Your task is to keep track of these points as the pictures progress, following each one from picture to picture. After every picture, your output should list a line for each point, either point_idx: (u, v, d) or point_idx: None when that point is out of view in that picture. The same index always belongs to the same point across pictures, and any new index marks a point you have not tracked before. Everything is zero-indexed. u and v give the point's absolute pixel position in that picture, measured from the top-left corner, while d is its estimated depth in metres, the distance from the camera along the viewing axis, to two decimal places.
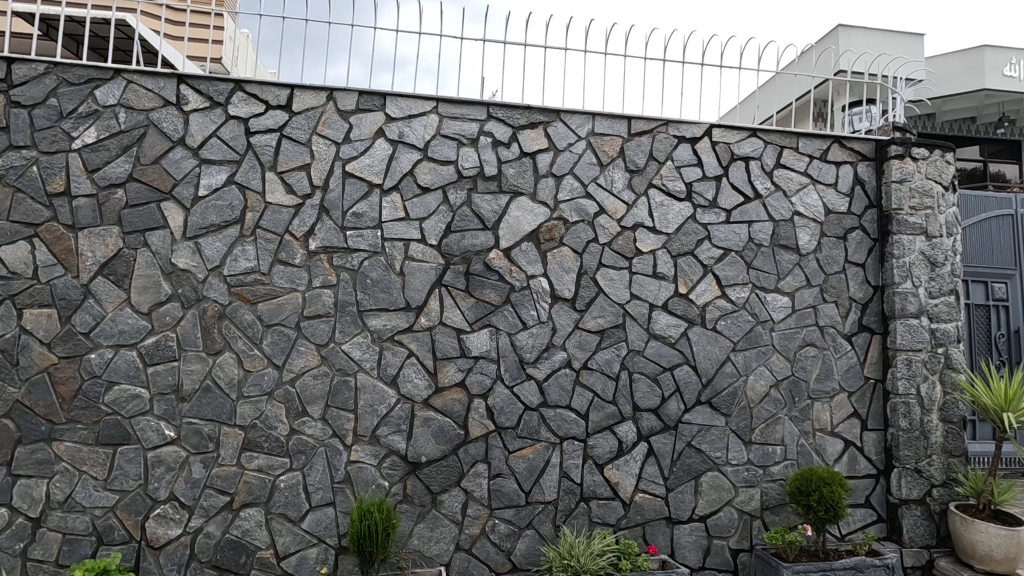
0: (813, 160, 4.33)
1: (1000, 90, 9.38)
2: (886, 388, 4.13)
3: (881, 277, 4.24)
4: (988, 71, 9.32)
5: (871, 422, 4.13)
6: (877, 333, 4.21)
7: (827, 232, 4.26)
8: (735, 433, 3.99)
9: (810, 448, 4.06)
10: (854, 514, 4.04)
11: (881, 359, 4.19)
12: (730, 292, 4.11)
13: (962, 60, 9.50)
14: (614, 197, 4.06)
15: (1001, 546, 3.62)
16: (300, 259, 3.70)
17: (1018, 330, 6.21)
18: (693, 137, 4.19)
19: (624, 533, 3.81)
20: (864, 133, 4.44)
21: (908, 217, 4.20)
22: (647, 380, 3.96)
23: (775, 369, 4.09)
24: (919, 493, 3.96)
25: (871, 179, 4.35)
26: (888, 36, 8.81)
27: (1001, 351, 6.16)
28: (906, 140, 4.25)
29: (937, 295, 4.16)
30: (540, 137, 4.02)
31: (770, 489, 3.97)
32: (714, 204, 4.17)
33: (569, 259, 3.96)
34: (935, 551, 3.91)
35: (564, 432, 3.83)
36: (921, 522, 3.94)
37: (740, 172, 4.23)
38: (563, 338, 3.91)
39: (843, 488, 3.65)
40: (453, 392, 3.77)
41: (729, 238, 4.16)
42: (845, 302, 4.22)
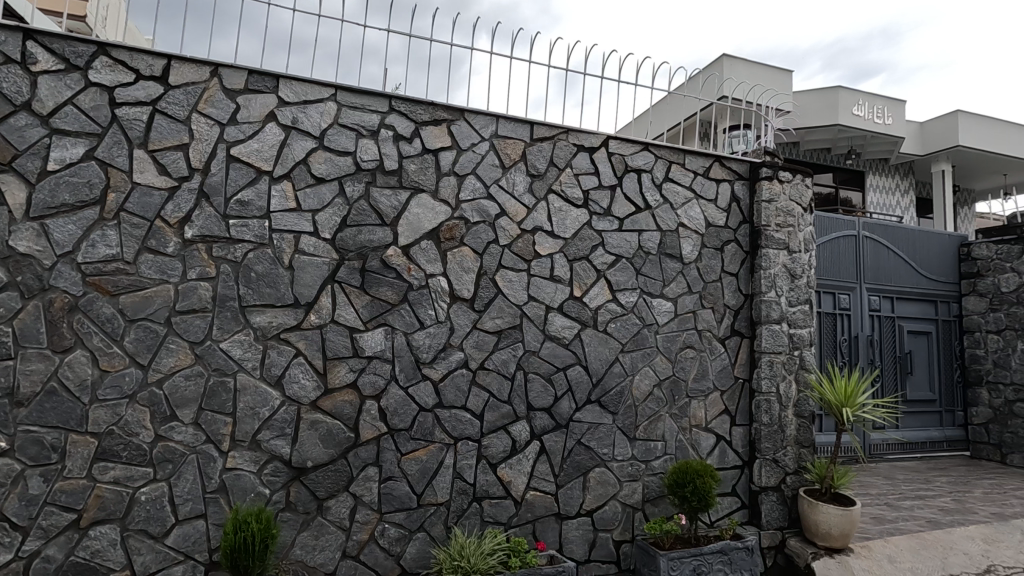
0: (697, 176, 4.68)
1: (850, 127, 10.77)
2: (751, 387, 4.57)
3: (751, 286, 4.69)
4: (841, 108, 10.67)
5: (739, 418, 4.54)
6: (746, 337, 4.64)
7: (707, 243, 4.63)
8: (621, 430, 4.20)
9: (686, 443, 4.38)
10: (722, 503, 4.41)
11: (749, 360, 4.62)
12: (620, 296, 4.33)
13: (823, 97, 10.79)
14: (515, 200, 4.11)
15: (838, 524, 4.12)
16: (174, 248, 3.36)
17: (856, 336, 7.16)
18: (592, 146, 4.37)
19: (515, 530, 3.87)
20: (741, 155, 4.89)
21: (775, 232, 4.67)
22: (542, 380, 4.05)
23: (658, 369, 4.37)
24: (775, 480, 4.42)
25: (745, 197, 4.79)
26: (763, 70, 9.85)
27: (843, 354, 7.06)
28: (775, 164, 4.74)
29: (795, 303, 4.68)
30: (443, 134, 3.98)
31: (651, 482, 4.23)
32: (608, 212, 4.37)
33: (469, 259, 3.95)
34: (786, 532, 4.38)
35: (459, 432, 3.82)
36: (776, 507, 4.40)
37: (633, 183, 4.47)
38: (460, 338, 3.89)
39: (713, 479, 3.97)
40: (344, 393, 3.61)
41: (622, 245, 4.38)
42: (720, 308, 4.61)
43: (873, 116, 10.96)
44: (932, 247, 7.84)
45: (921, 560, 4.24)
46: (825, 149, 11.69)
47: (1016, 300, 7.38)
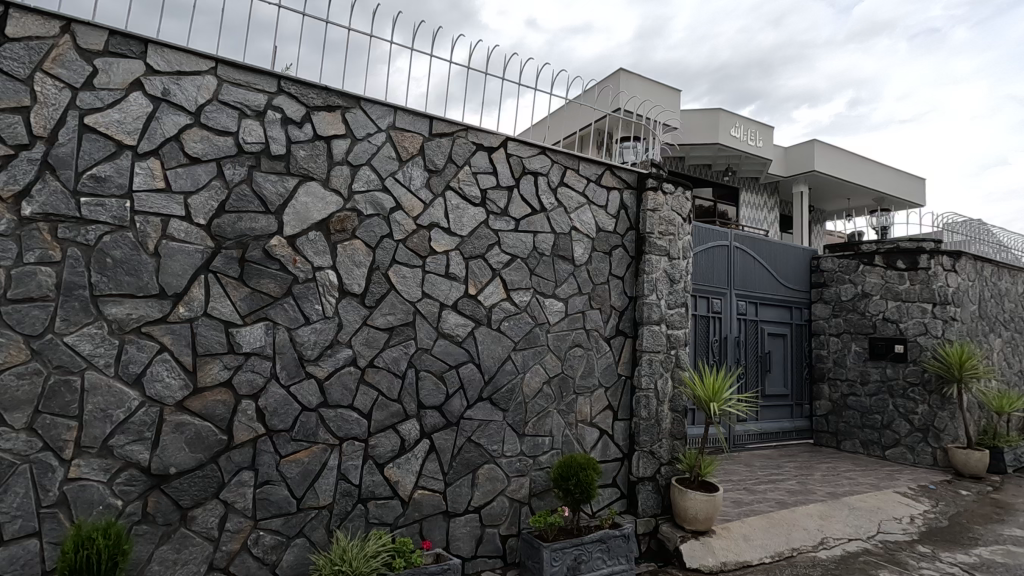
0: (590, 182, 4.89)
1: (728, 146, 11.81)
2: (633, 383, 4.86)
3: (635, 289, 4.99)
4: (721, 129, 11.68)
5: (621, 413, 4.82)
6: (629, 337, 4.93)
7: (597, 247, 4.86)
8: (511, 426, 4.28)
9: (572, 438, 4.56)
10: (603, 493, 4.66)
11: (631, 358, 4.92)
12: (514, 296, 4.41)
13: (706, 117, 11.74)
14: (411, 194, 4.04)
15: (703, 508, 4.50)
16: (7, 227, 2.90)
17: (725, 337, 7.89)
18: (491, 146, 4.41)
19: (401, 531, 3.80)
20: (630, 165, 5.18)
21: (658, 240, 5.00)
22: (434, 377, 4.02)
23: (548, 367, 4.51)
24: (651, 471, 4.74)
25: (632, 205, 5.09)
26: (654, 88, 10.53)
27: (714, 353, 7.74)
28: (660, 175, 5.08)
29: (673, 306, 5.06)
30: (337, 121, 3.81)
31: (538, 476, 4.36)
32: (505, 212, 4.43)
33: (361, 253, 3.82)
34: (659, 519, 4.72)
35: (344, 432, 3.68)
36: (651, 495, 4.73)
37: (530, 185, 4.57)
38: (349, 335, 3.75)
39: (595, 471, 4.17)
40: (216, 392, 3.33)
41: (517, 245, 4.46)
42: (607, 309, 4.85)
43: (747, 138, 12.11)
44: (790, 259, 8.83)
45: (770, 537, 4.76)
46: (706, 165, 12.76)
47: (852, 307, 8.53)
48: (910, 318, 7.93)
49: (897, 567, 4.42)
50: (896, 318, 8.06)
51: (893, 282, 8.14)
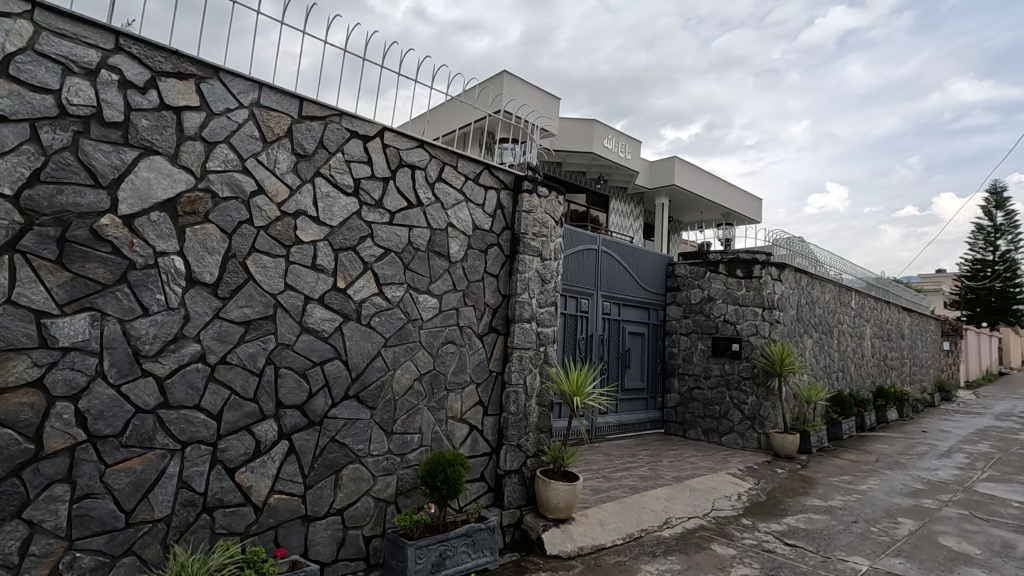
0: (468, 180, 4.92)
1: (601, 156, 12.54)
2: (503, 379, 4.98)
3: (508, 287, 5.11)
4: (595, 139, 12.38)
5: (491, 408, 4.91)
6: (501, 334, 5.04)
7: (473, 245, 4.90)
8: (379, 425, 4.17)
9: (442, 434, 4.56)
10: (471, 488, 4.72)
11: (502, 355, 5.03)
12: (386, 291, 4.29)
13: (582, 126, 12.35)
14: (276, 179, 3.76)
15: (564, 497, 4.75)
16: None
17: (591, 335, 8.39)
18: (366, 135, 4.25)
19: (252, 540, 3.53)
20: (507, 166, 5.29)
21: (531, 240, 5.18)
22: (295, 375, 3.78)
23: (419, 364, 4.46)
24: (517, 464, 4.90)
25: (509, 206, 5.21)
26: (535, 94, 10.85)
27: (581, 350, 8.21)
28: (535, 179, 5.26)
29: (543, 305, 5.28)
30: (190, 92, 3.43)
31: (405, 475, 4.30)
32: (379, 204, 4.30)
33: (215, 238, 3.48)
34: (524, 510, 4.89)
35: (188, 436, 3.32)
36: (516, 487, 4.89)
37: (406, 178, 4.48)
38: (197, 329, 3.39)
39: (463, 467, 4.21)
40: (22, 394, 2.83)
41: (391, 239, 4.35)
42: (481, 307, 4.92)
43: (618, 150, 12.97)
44: (649, 264, 9.61)
45: (622, 520, 5.16)
46: (581, 172, 13.44)
47: (700, 310, 9.52)
48: (745, 320, 9.04)
49: (726, 539, 5.03)
50: (733, 319, 9.14)
51: (733, 288, 9.22)
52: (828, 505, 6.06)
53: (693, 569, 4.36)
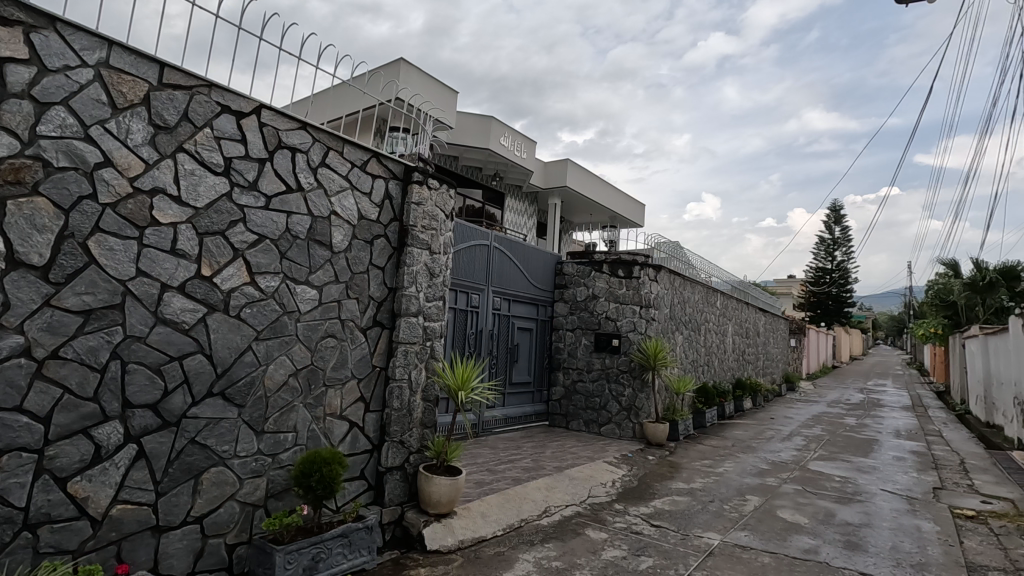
0: (354, 168, 4.73)
1: (496, 153, 12.62)
2: (387, 374, 4.86)
3: (395, 280, 4.99)
4: (492, 136, 12.46)
5: (373, 404, 4.77)
6: (386, 328, 4.91)
7: (358, 235, 4.72)
8: (247, 424, 3.88)
9: (318, 432, 4.35)
10: (349, 487, 4.55)
11: (387, 349, 4.91)
12: (259, 280, 4.00)
13: (478, 122, 12.35)
14: (129, 151, 3.35)
15: (446, 492, 4.74)
16: None
17: (481, 330, 8.49)
18: (240, 111, 3.92)
19: (88, 557, 3.12)
20: (397, 156, 5.16)
21: (420, 233, 5.09)
22: (148, 371, 3.40)
23: (295, 358, 4.21)
24: (399, 460, 4.81)
25: (397, 196, 5.08)
26: (432, 85, 10.69)
27: (470, 344, 8.27)
28: (426, 171, 5.18)
29: (430, 299, 5.23)
30: (17, 42, 2.93)
31: (276, 476, 4.04)
32: (253, 186, 3.99)
33: (47, 215, 3.02)
34: (405, 506, 4.81)
35: (5, 443, 2.85)
36: (398, 484, 4.81)
37: (285, 161, 4.20)
38: (21, 318, 2.92)
39: (340, 466, 4.05)
40: None
41: (266, 225, 4.06)
42: (365, 299, 4.76)
43: (514, 148, 13.17)
44: (539, 262, 9.89)
45: (504, 511, 5.26)
46: (477, 167, 13.51)
47: (584, 307, 9.98)
48: (624, 317, 9.61)
49: (599, 523, 5.32)
50: (614, 317, 9.69)
51: (615, 287, 9.76)
52: (690, 487, 6.64)
53: (568, 554, 4.56)
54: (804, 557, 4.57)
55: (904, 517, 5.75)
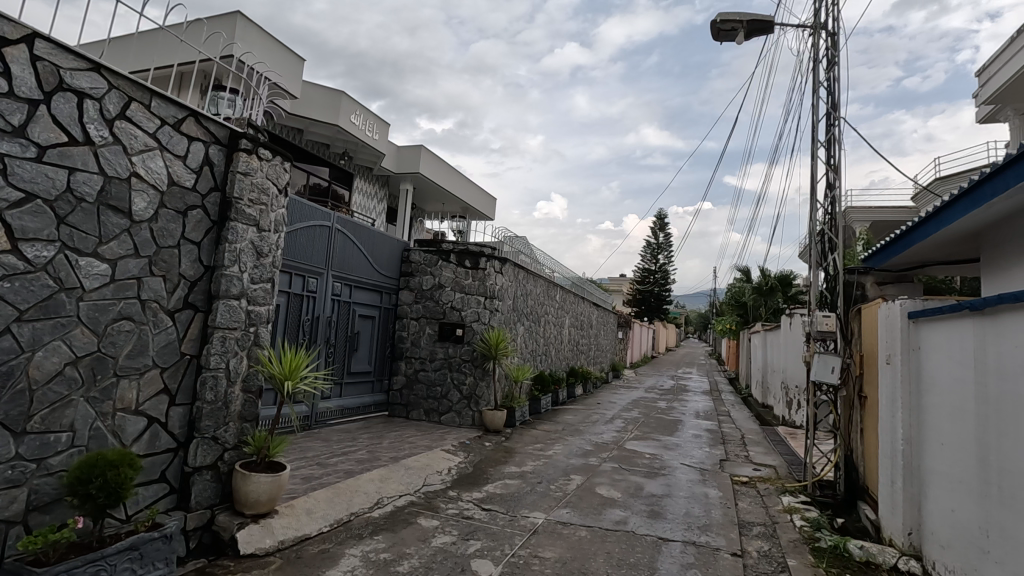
0: (165, 125, 4.09)
1: (346, 131, 11.89)
2: (199, 363, 4.30)
3: (213, 258, 4.44)
4: (342, 113, 11.71)
5: (180, 397, 4.20)
6: (200, 311, 4.36)
7: (166, 203, 4.11)
8: (1, 424, 3.17)
9: (105, 431, 3.72)
10: (144, 493, 3.96)
11: (200, 336, 4.35)
12: (25, 249, 3.27)
13: (325, 95, 11.52)
14: None
15: (266, 490, 4.37)
16: None
17: (317, 316, 8.01)
18: (4, 37, 3.15)
19: None
20: (221, 118, 4.58)
21: (246, 207, 4.59)
22: None
23: (76, 344, 3.54)
24: (211, 458, 4.31)
25: (219, 163, 4.51)
26: (274, 47, 9.72)
27: (305, 332, 7.77)
28: (255, 139, 4.67)
29: (256, 280, 4.76)
30: None
31: (42, 485, 3.36)
32: (20, 133, 3.24)
33: None
34: (216, 509, 4.34)
35: None
36: (208, 485, 4.31)
37: (69, 107, 3.48)
38: None
39: (131, 468, 3.49)
40: None
41: (38, 182, 3.33)
42: (173, 278, 4.17)
43: (365, 128, 12.54)
44: (385, 248, 9.61)
45: (332, 506, 5.01)
46: (324, 144, 12.60)
47: (429, 295, 9.92)
48: (469, 307, 9.75)
49: (432, 511, 5.32)
50: (459, 307, 9.76)
51: (461, 277, 9.84)
52: (522, 470, 6.99)
53: (396, 545, 4.49)
54: (615, 528, 5.06)
55: (697, 486, 6.67)
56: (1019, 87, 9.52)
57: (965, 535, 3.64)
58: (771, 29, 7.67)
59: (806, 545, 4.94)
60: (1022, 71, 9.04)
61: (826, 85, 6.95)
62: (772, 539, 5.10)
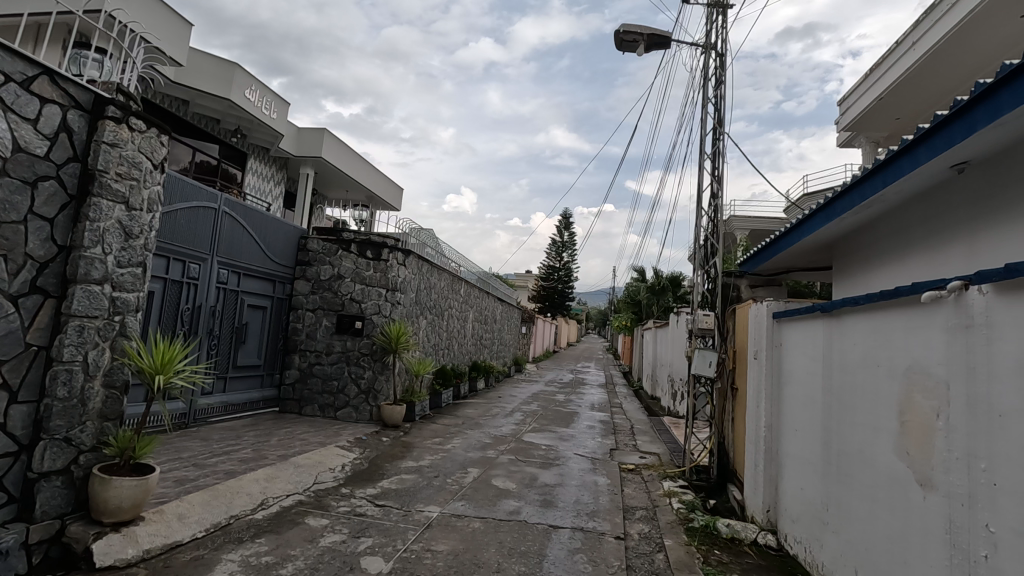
0: (10, 83, 3.56)
1: (239, 106, 11.00)
2: (49, 355, 3.79)
3: (70, 238, 3.94)
4: (235, 87, 10.82)
5: (23, 394, 3.67)
6: (51, 296, 3.85)
7: (9, 172, 3.59)
8: None
9: None
10: None
11: (51, 325, 3.84)
12: None
13: (216, 66, 10.59)
14: None
15: (130, 495, 3.97)
16: None
17: (199, 305, 7.40)
18: None
19: None
20: (84, 80, 4.06)
21: (112, 182, 4.13)
22: None
23: None
24: (62, 462, 3.84)
25: (80, 131, 4.01)
26: (155, 7, 8.78)
27: (184, 321, 7.15)
28: (126, 106, 4.20)
29: (123, 264, 4.30)
30: None
31: None
32: None
33: None
34: (67, 518, 3.87)
35: None
36: (59, 493, 3.83)
37: None
38: None
39: None
40: None
41: None
42: (17, 258, 3.64)
43: (260, 105, 11.69)
44: (279, 234, 9.06)
45: (208, 510, 4.65)
46: (214, 119, 11.65)
47: (327, 286, 9.50)
48: (369, 300, 9.45)
49: (321, 510, 5.12)
50: (359, 299, 9.43)
51: (362, 268, 9.51)
52: (418, 465, 6.93)
53: (281, 547, 4.26)
54: (508, 518, 5.17)
55: (587, 475, 6.99)
56: (869, 118, 10.94)
57: (812, 509, 4.13)
58: (668, 44, 8.16)
59: (682, 525, 5.35)
60: (872, 105, 10.41)
61: (714, 101, 7.51)
62: (652, 521, 5.48)
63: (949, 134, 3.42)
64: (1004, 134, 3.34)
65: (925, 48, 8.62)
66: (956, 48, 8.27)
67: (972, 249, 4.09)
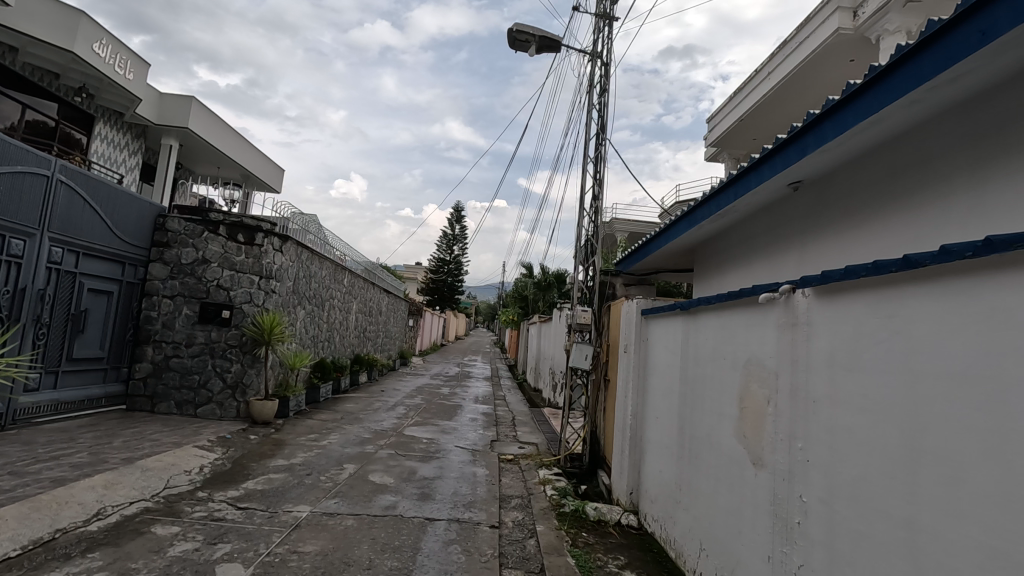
0: None
1: (84, 61, 9.55)
2: None
3: None
4: (80, 38, 9.38)
5: None
6: None
7: None
8: None
9: None
10: None
11: None
12: None
13: (56, 12, 9.11)
14: None
15: None
16: None
17: (24, 288, 6.37)
18: None
19: None
20: None
21: None
22: None
23: None
24: None
25: None
26: None
27: (2, 306, 6.12)
28: None
29: None
30: None
31: None
32: None
33: None
34: None
35: None
36: None
37: None
38: None
39: None
40: None
41: None
42: None
43: (113, 63, 10.26)
44: (131, 211, 8.06)
45: (26, 524, 4.01)
46: (52, 73, 10.04)
47: (189, 271, 8.60)
48: (239, 287, 8.72)
49: (172, 517, 4.64)
50: (227, 286, 8.67)
51: (231, 253, 8.75)
52: (289, 463, 6.54)
53: (119, 560, 3.80)
54: (383, 514, 5.05)
55: (467, 466, 7.06)
56: (732, 136, 12.13)
57: (668, 490, 4.50)
58: (559, 48, 8.43)
59: (554, 511, 5.59)
60: (734, 125, 11.58)
61: (598, 108, 7.90)
62: (526, 509, 5.67)
63: (786, 155, 3.91)
64: (827, 159, 3.88)
65: (778, 78, 9.72)
66: (801, 81, 9.43)
67: (801, 259, 4.70)
